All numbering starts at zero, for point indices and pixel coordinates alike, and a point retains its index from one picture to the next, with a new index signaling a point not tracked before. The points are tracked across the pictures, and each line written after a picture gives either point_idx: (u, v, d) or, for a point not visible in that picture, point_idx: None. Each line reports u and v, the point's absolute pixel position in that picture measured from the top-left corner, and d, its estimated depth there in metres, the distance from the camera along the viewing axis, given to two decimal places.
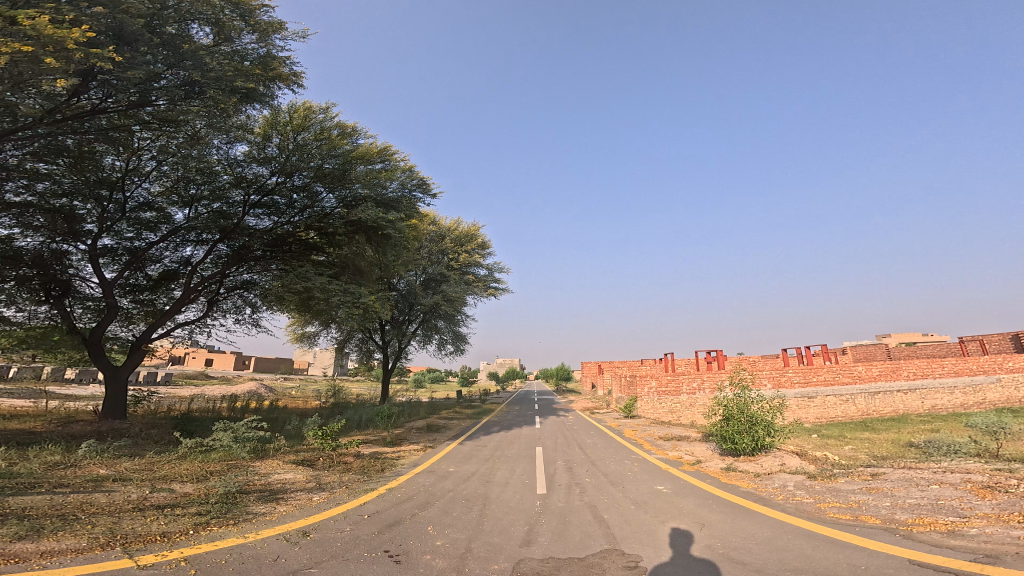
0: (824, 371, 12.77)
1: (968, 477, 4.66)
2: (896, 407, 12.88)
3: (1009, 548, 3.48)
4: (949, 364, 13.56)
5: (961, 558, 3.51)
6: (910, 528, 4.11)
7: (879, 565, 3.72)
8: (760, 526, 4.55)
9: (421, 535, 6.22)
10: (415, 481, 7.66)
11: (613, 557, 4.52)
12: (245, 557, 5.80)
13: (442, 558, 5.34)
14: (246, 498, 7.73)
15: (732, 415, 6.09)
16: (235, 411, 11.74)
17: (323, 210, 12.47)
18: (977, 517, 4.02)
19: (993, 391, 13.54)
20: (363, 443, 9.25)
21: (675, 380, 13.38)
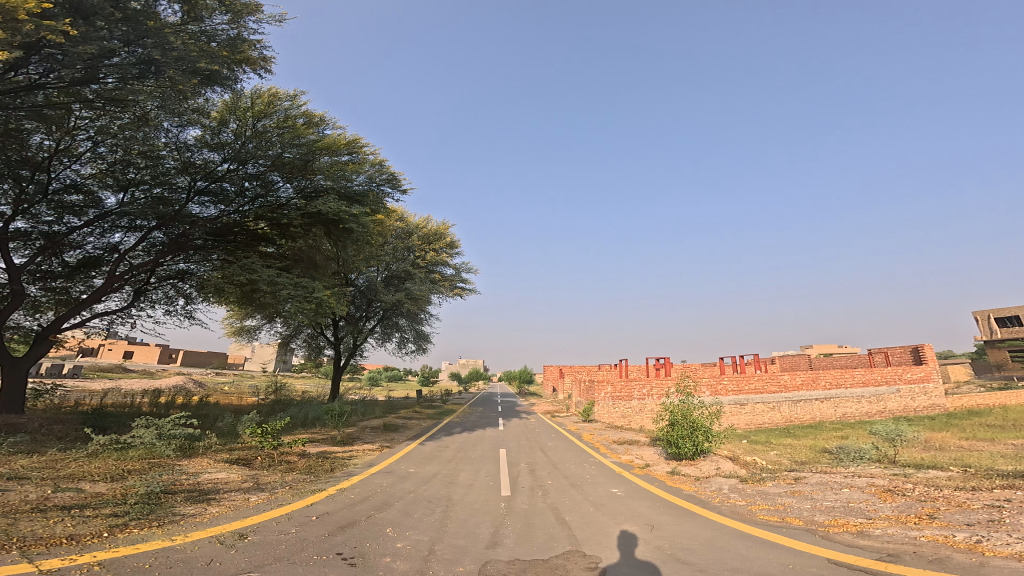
0: (756, 380, 14.15)
1: (873, 480, 5.40)
2: (814, 414, 14.57)
3: (908, 548, 4.20)
4: (859, 375, 15.34)
5: (869, 557, 4.19)
6: (829, 530, 4.75)
7: (805, 564, 4.24)
8: (703, 528, 4.99)
9: (377, 539, 6.19)
10: (370, 482, 7.67)
11: (575, 558, 4.78)
12: (172, 561, 5.34)
13: (403, 560, 5.49)
14: (172, 499, 7.13)
15: (677, 421, 6.52)
16: (158, 406, 10.73)
17: (278, 200, 11.44)
18: (881, 518, 4.80)
19: (893, 400, 15.50)
20: (309, 442, 8.88)
21: (627, 385, 14.22)
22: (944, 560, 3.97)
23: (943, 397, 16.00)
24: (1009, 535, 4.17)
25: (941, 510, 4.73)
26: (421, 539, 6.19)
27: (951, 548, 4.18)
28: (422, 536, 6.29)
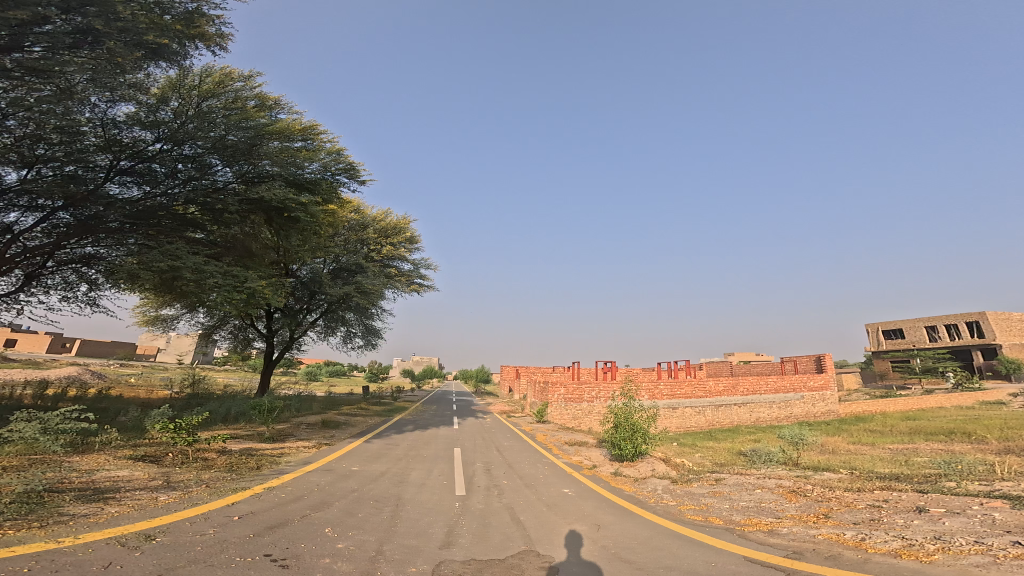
0: (687, 387, 15.49)
1: (780, 481, 6.26)
2: (732, 418, 16.17)
3: (808, 547, 4.92)
4: (772, 383, 17.25)
5: (777, 554, 4.82)
6: (749, 526, 5.39)
7: (731, 561, 4.75)
8: (641, 528, 5.42)
9: (314, 541, 5.92)
10: (306, 480, 7.42)
11: (530, 558, 5.09)
12: (59, 565, 4.61)
13: (344, 561, 5.31)
14: (58, 498, 6.18)
15: (620, 424, 7.08)
16: (43, 399, 9.22)
17: (214, 183, 10.58)
18: (787, 518, 5.53)
19: (798, 405, 17.66)
20: (231, 438, 8.20)
21: (579, 388, 14.96)
22: (839, 558, 4.73)
23: (836, 404, 18.40)
24: (887, 534, 5.16)
25: (834, 510, 5.68)
26: (366, 540, 6.12)
27: (849, 547, 4.96)
28: (366, 537, 6.22)
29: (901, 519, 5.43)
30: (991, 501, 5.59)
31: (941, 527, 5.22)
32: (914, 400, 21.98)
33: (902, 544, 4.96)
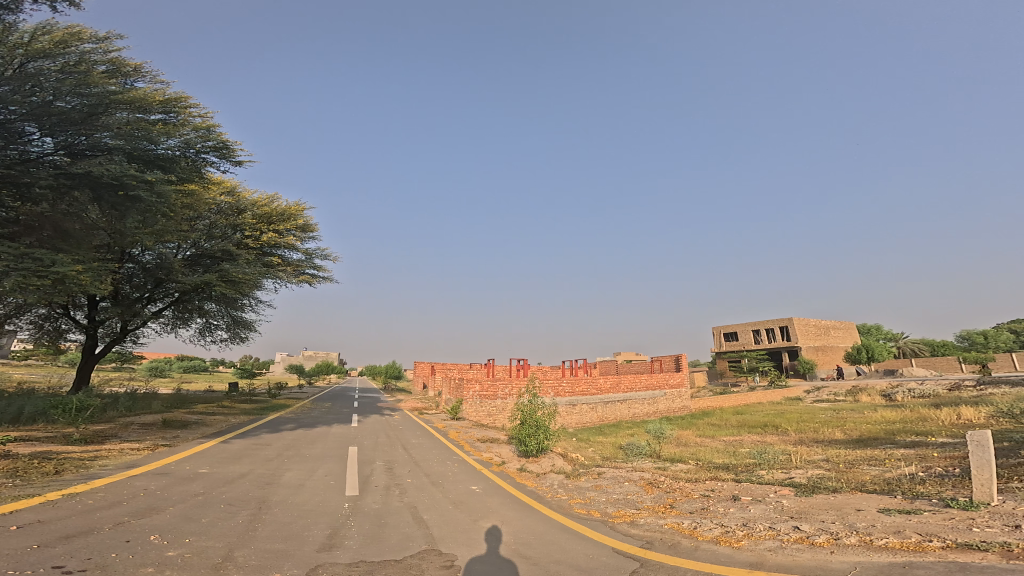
0: (584, 385, 16.89)
1: (642, 473, 7.43)
2: (617, 414, 18.26)
3: (657, 536, 5.82)
4: (644, 381, 19.98)
5: (632, 544, 5.62)
6: (623, 518, 6.22)
7: (599, 553, 5.41)
8: (538, 523, 6.16)
9: (132, 549, 5.01)
10: (132, 488, 6.50)
11: (433, 558, 5.47)
12: None
13: (180, 570, 4.66)
14: None
15: (527, 419, 8.92)
16: None
17: (28, 154, 9.73)
18: (644, 509, 6.46)
19: (663, 401, 20.69)
20: (20, 443, 6.69)
21: (493, 385, 15.26)
22: (678, 545, 5.65)
23: (691, 400, 21.97)
24: (710, 522, 6.33)
25: (677, 499, 6.78)
26: (210, 546, 5.41)
27: (687, 537, 5.90)
28: (210, 543, 5.50)
29: (722, 507, 6.76)
30: (781, 489, 7.37)
31: (746, 515, 6.63)
32: (742, 396, 27.47)
33: (721, 531, 6.08)
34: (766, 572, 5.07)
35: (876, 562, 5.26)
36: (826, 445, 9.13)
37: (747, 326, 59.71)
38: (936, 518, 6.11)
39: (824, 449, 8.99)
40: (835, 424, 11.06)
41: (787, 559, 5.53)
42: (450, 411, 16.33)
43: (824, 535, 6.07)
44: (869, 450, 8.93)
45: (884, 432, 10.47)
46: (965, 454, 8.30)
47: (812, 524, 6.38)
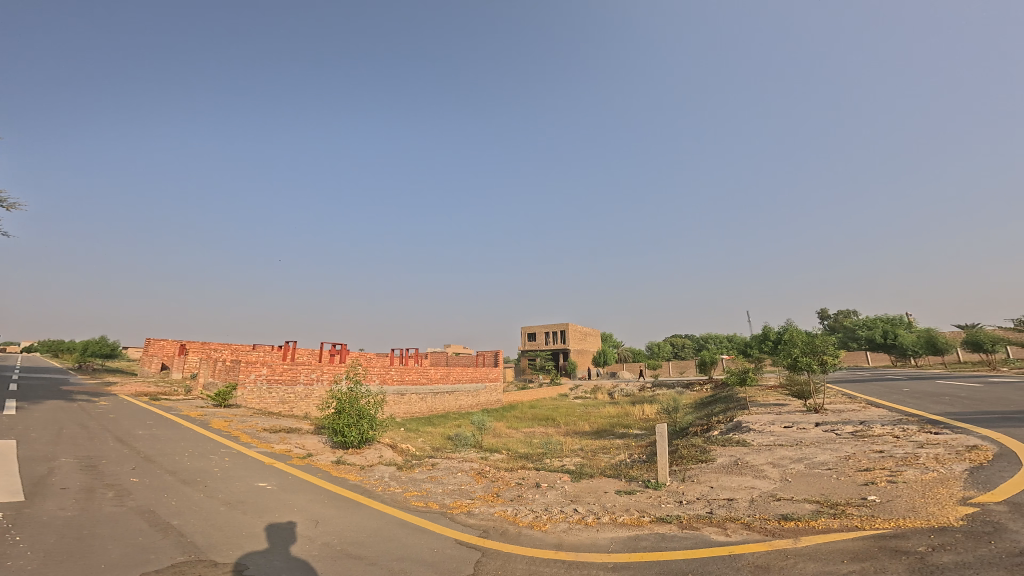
0: (413, 377, 21.88)
1: (469, 472, 10.87)
2: (444, 404, 24.41)
3: (490, 524, 7.57)
4: (467, 375, 26.07)
5: (472, 532, 7.30)
6: (455, 514, 8.47)
7: (427, 550, 6.41)
8: (372, 519, 7.82)
9: None
10: None
11: (187, 568, 5.00)
12: None
13: None
14: None
15: (347, 412, 13.17)
16: None
17: None
18: (475, 499, 9.28)
19: (479, 396, 27.08)
20: None
21: (294, 371, 18.36)
22: (509, 533, 7.03)
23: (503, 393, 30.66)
24: (525, 508, 7.85)
25: (502, 487, 9.08)
26: None
27: (514, 525, 7.35)
28: None
29: (512, 496, 8.51)
30: (562, 476, 9.38)
31: (546, 500, 8.27)
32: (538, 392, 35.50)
33: (535, 518, 7.54)
34: (565, 547, 6.20)
35: (621, 537, 6.85)
36: (580, 436, 12.35)
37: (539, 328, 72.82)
38: (643, 498, 8.94)
39: (578, 440, 12.04)
40: (580, 421, 14.91)
41: (577, 538, 6.69)
42: (216, 396, 17.26)
43: (592, 515, 7.75)
44: (602, 441, 12.43)
45: (606, 428, 14.63)
46: (648, 442, 12.41)
47: (584, 506, 8.16)
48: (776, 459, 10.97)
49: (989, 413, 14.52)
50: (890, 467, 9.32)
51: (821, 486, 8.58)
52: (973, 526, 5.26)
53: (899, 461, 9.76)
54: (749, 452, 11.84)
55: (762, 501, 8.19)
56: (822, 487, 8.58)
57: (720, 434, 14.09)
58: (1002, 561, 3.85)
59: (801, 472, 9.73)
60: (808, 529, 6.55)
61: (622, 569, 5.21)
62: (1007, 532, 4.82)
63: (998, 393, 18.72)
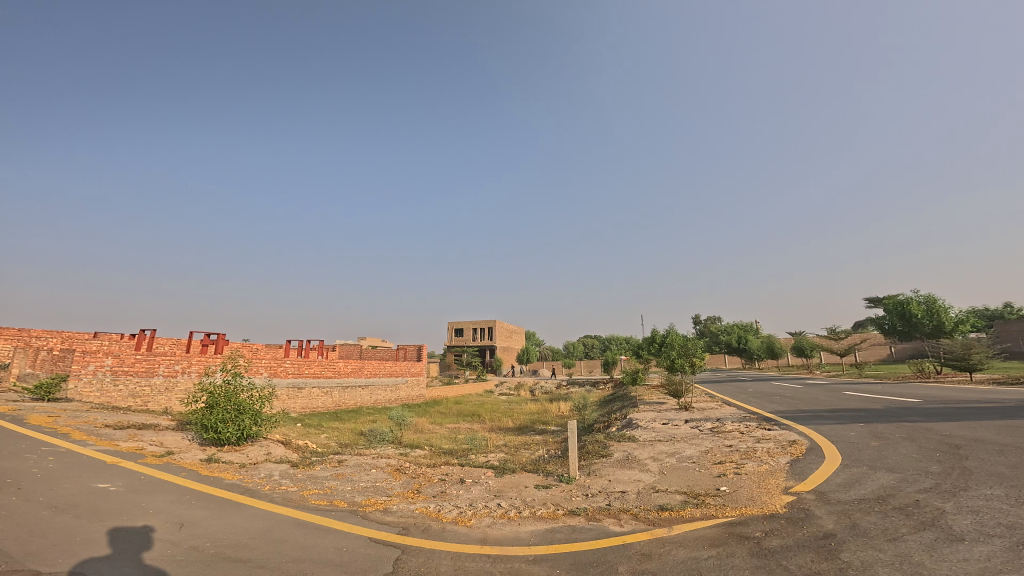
0: (311, 373, 23.13)
1: (384, 472, 11.31)
2: (355, 398, 26.53)
3: (410, 521, 8.00)
4: (367, 372, 27.67)
5: (390, 530, 7.60)
6: (365, 512, 8.57)
7: (331, 549, 6.59)
8: (253, 519, 7.85)
9: None
10: None
11: None
12: None
13: None
14: None
15: (222, 406, 12.37)
16: None
17: None
18: (396, 495, 9.57)
19: (380, 393, 28.83)
20: None
21: (151, 362, 16.47)
22: (432, 529, 7.55)
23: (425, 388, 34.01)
24: (452, 505, 8.58)
25: (423, 485, 10.09)
26: None
27: (437, 521, 7.92)
28: None
29: (434, 500, 9.09)
30: (488, 471, 10.40)
31: (471, 496, 8.96)
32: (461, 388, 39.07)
33: (460, 513, 8.17)
34: (490, 542, 6.75)
35: (539, 529, 6.97)
36: (506, 433, 13.92)
37: (466, 324, 77.96)
38: (557, 492, 9.52)
39: (510, 440, 13.20)
40: (506, 419, 17.00)
41: (500, 531, 7.19)
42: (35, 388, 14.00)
43: (514, 508, 8.15)
44: (526, 437, 13.59)
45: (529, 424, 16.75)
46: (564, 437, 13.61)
47: (506, 500, 8.60)
48: (657, 454, 12.80)
49: (804, 411, 18.51)
50: (737, 460, 11.55)
51: (690, 480, 10.24)
52: (792, 513, 6.98)
53: (742, 455, 12.14)
54: (636, 447, 13.61)
55: (645, 493, 9.61)
56: (687, 479, 10.31)
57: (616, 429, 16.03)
58: (812, 541, 5.28)
59: (674, 466, 11.52)
60: (678, 517, 7.86)
61: (541, 561, 5.73)
62: (815, 517, 6.53)
63: (811, 394, 23.77)
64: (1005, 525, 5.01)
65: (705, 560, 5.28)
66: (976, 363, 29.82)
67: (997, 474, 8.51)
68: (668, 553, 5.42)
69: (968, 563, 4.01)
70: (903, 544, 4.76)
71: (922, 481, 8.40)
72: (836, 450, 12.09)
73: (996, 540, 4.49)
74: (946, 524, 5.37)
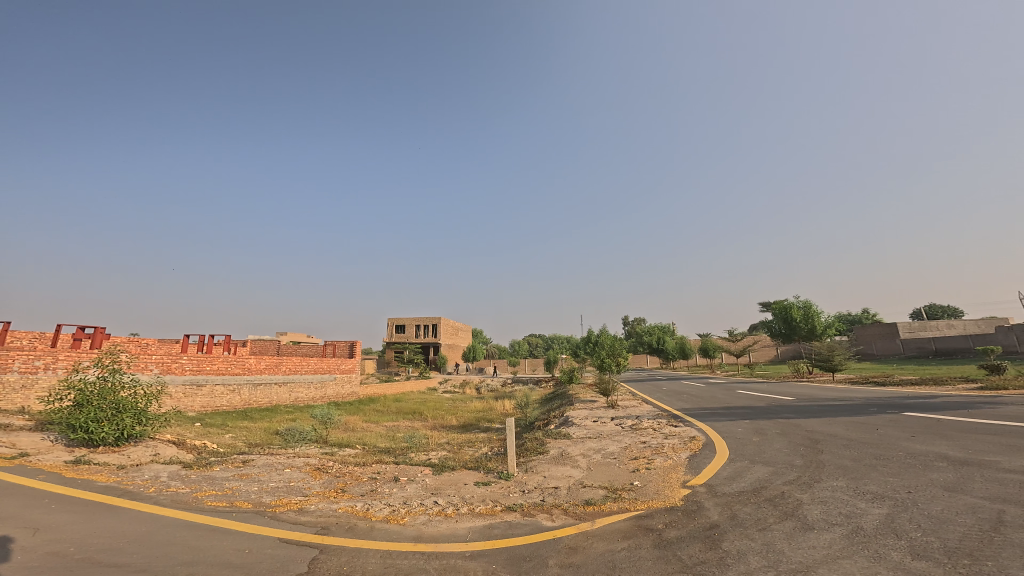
0: (211, 368, 21.55)
1: (292, 473, 10.96)
2: (270, 396, 25.07)
3: (331, 521, 8.01)
4: (282, 367, 26.27)
5: (306, 530, 7.56)
6: (273, 513, 8.40)
7: (228, 550, 6.58)
8: (134, 524, 7.52)
9: None
10: None
11: None
12: None
13: None
14: None
15: (99, 405, 11.27)
16: None
17: None
18: (313, 495, 9.45)
19: (300, 389, 27.56)
20: None
21: (5, 357, 14.41)
22: (359, 528, 7.66)
23: (358, 386, 33.35)
24: (379, 504, 8.71)
25: (347, 484, 10.05)
26: None
27: (365, 520, 8.01)
28: None
29: (357, 500, 9.07)
30: (425, 470, 10.60)
31: (405, 495, 9.15)
32: (401, 386, 39.23)
33: (389, 511, 8.34)
34: (424, 540, 7.04)
35: (477, 526, 7.40)
36: (449, 433, 14.58)
37: (408, 320, 77.41)
38: (497, 488, 9.37)
39: (455, 439, 13.64)
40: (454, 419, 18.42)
41: (434, 530, 7.48)
42: None
43: (451, 506, 8.44)
44: (470, 436, 14.16)
45: (474, 422, 18.08)
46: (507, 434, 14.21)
47: (444, 498, 8.86)
48: (586, 450, 13.67)
49: (705, 409, 20.84)
50: (649, 456, 12.86)
51: (609, 476, 11.12)
52: (687, 505, 8.12)
53: (653, 451, 13.53)
54: (570, 443, 14.43)
55: (574, 488, 9.73)
56: (608, 474, 11.25)
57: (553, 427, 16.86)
58: (701, 532, 6.27)
59: (600, 461, 12.45)
60: (602, 513, 8.15)
61: (477, 557, 6.15)
62: (704, 508, 7.65)
63: (711, 392, 26.70)
64: (843, 514, 6.31)
65: (619, 551, 6.03)
66: (839, 364, 35.37)
67: (843, 467, 10.44)
68: (590, 546, 6.10)
69: (815, 549, 5.11)
70: (770, 533, 5.86)
71: (788, 475, 10.07)
72: (726, 445, 13.96)
73: (835, 528, 5.70)
74: (803, 514, 6.63)
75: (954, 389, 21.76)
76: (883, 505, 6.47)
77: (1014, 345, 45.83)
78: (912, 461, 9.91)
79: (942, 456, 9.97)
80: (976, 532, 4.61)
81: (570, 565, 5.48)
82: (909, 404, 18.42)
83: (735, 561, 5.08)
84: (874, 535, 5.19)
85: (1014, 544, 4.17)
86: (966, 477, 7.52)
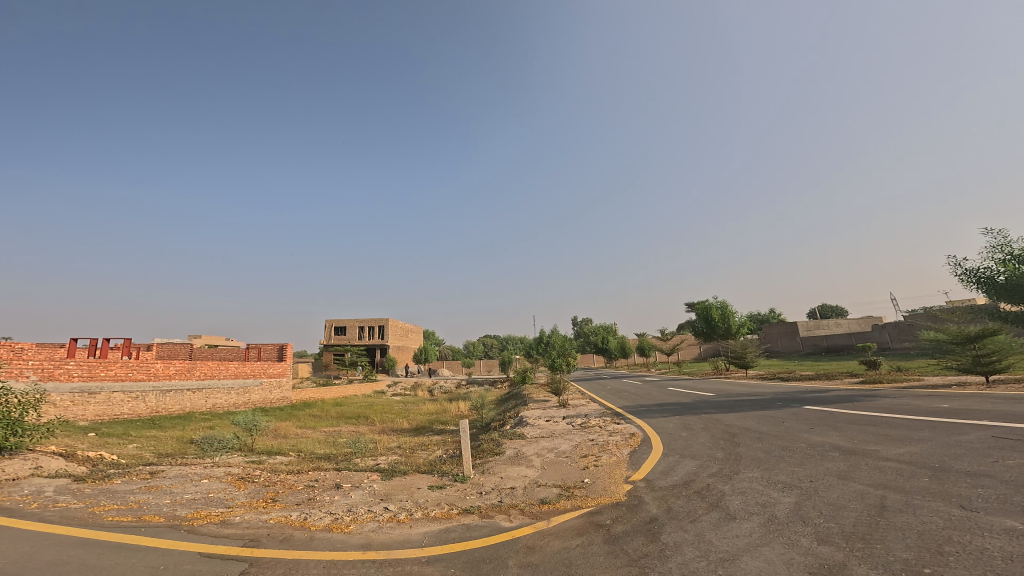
0: (104, 372, 19.38)
1: (212, 484, 10.19)
2: (181, 404, 23.05)
3: (261, 534, 7.62)
4: (197, 372, 24.30)
5: (233, 544, 7.15)
6: (192, 526, 7.85)
7: (140, 568, 6.11)
8: (23, 543, 6.73)
9: None
10: None
11: None
12: None
13: None
14: None
15: None
16: None
17: None
18: (238, 506, 8.90)
19: (219, 395, 25.65)
20: None
21: None
22: (303, 538, 7.41)
23: (289, 391, 31.69)
24: (320, 513, 8.43)
25: (279, 494, 9.54)
26: None
27: (306, 530, 7.75)
28: None
29: (295, 509, 8.70)
30: (372, 476, 10.43)
31: (352, 502, 8.94)
32: (342, 390, 37.87)
33: (331, 520, 8.12)
34: (376, 546, 7.00)
35: (433, 530, 7.47)
36: (400, 437, 14.37)
37: (348, 321, 74.35)
38: (452, 492, 9.45)
39: (404, 443, 13.46)
40: (398, 423, 18.03)
41: (384, 536, 7.42)
42: None
43: (404, 511, 8.43)
44: (423, 439, 14.08)
45: (424, 426, 17.87)
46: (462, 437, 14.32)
47: (395, 504, 8.80)
48: (538, 450, 14.08)
49: (639, 406, 22.26)
50: (596, 454, 13.53)
51: (554, 475, 11.54)
52: (629, 500, 8.76)
53: (599, 448, 14.26)
54: (524, 444, 14.79)
55: (529, 487, 10.10)
56: (560, 473, 11.73)
57: (507, 428, 17.20)
58: (642, 526, 6.83)
59: (552, 460, 12.94)
60: (556, 511, 8.55)
61: (433, 561, 6.26)
62: (643, 503, 8.29)
63: (644, 390, 28.46)
64: (759, 503, 7.18)
65: (571, 547, 6.43)
66: (750, 360, 39.15)
67: (756, 458, 11.74)
68: (546, 545, 6.42)
69: (738, 537, 5.80)
70: (698, 524, 6.53)
71: (711, 467, 11.12)
72: (659, 441, 15.00)
73: (754, 517, 6.49)
74: (726, 504, 7.44)
75: (842, 384, 25.03)
76: (791, 494, 7.41)
77: (886, 341, 53.28)
78: (813, 452, 11.34)
79: (835, 446, 11.52)
80: (866, 517, 5.50)
81: (528, 564, 5.76)
82: (809, 398, 20.89)
83: (673, 553, 5.62)
84: (786, 522, 5.99)
85: (896, 527, 5.05)
86: (854, 466, 8.80)
